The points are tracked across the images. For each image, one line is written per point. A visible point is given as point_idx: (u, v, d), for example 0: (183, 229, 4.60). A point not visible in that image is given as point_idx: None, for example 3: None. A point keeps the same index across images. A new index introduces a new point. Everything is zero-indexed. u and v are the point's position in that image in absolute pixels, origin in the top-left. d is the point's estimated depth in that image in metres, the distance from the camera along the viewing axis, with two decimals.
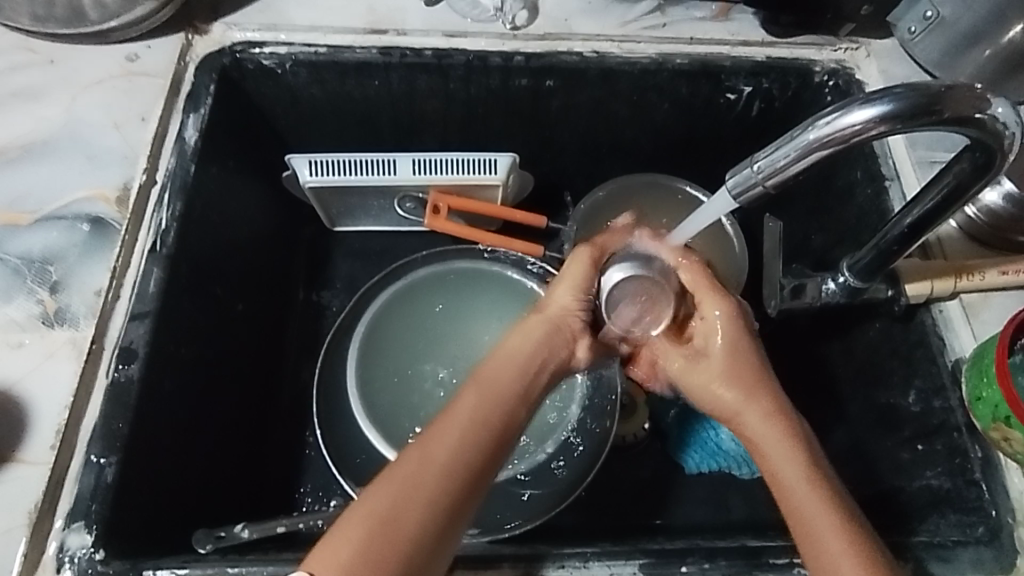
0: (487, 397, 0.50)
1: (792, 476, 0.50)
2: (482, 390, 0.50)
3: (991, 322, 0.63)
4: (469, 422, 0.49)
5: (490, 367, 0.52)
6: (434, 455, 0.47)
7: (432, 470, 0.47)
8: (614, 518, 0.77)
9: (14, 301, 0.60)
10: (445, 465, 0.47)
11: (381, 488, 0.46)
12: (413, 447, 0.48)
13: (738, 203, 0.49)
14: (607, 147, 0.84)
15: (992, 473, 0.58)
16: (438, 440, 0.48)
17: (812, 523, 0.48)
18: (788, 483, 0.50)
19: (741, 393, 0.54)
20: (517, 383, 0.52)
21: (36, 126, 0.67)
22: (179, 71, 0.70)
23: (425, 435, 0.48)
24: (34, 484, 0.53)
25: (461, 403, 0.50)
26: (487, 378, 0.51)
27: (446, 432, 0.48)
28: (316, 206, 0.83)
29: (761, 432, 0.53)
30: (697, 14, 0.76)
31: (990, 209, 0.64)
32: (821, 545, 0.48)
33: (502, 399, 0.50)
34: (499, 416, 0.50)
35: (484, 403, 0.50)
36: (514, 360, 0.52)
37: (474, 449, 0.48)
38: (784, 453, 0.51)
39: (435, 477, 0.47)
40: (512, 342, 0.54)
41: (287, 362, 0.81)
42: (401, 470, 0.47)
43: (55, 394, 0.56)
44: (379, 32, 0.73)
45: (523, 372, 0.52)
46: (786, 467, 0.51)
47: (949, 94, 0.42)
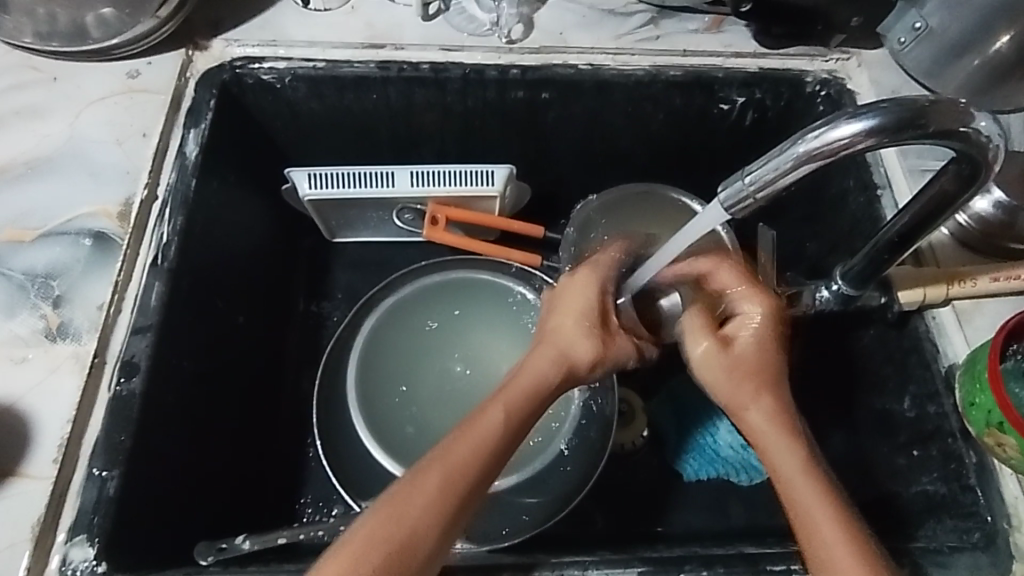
0: (509, 416, 0.51)
1: (795, 470, 0.51)
2: (502, 407, 0.52)
3: (984, 328, 0.63)
4: (487, 439, 0.50)
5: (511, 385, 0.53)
6: (455, 471, 0.49)
7: (453, 484, 0.48)
8: (614, 526, 0.77)
9: (17, 316, 0.60)
10: (466, 481, 0.49)
11: (401, 503, 0.47)
12: (433, 460, 0.49)
13: (730, 215, 0.50)
14: (603, 157, 0.85)
15: (987, 479, 0.58)
16: (459, 454, 0.49)
17: (814, 520, 0.49)
18: (791, 478, 0.51)
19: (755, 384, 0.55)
20: (534, 401, 0.53)
21: (38, 143, 0.68)
22: (180, 87, 0.71)
23: (446, 448, 0.50)
24: (37, 498, 0.53)
25: (480, 419, 0.51)
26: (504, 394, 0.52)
27: (467, 449, 0.49)
28: (315, 218, 0.84)
29: (769, 427, 0.54)
30: (690, 26, 0.78)
31: (980, 216, 0.65)
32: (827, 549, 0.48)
33: (519, 416, 0.52)
34: (517, 434, 0.52)
35: (501, 418, 0.51)
36: (536, 383, 0.53)
37: (493, 466, 0.50)
38: (787, 449, 0.52)
39: (457, 490, 0.48)
40: (533, 367, 0.54)
41: (288, 373, 0.82)
42: (422, 485, 0.48)
43: (58, 408, 0.57)
44: (377, 47, 0.75)
45: (536, 395, 0.53)
46: (788, 460, 0.52)
47: (933, 109, 0.43)
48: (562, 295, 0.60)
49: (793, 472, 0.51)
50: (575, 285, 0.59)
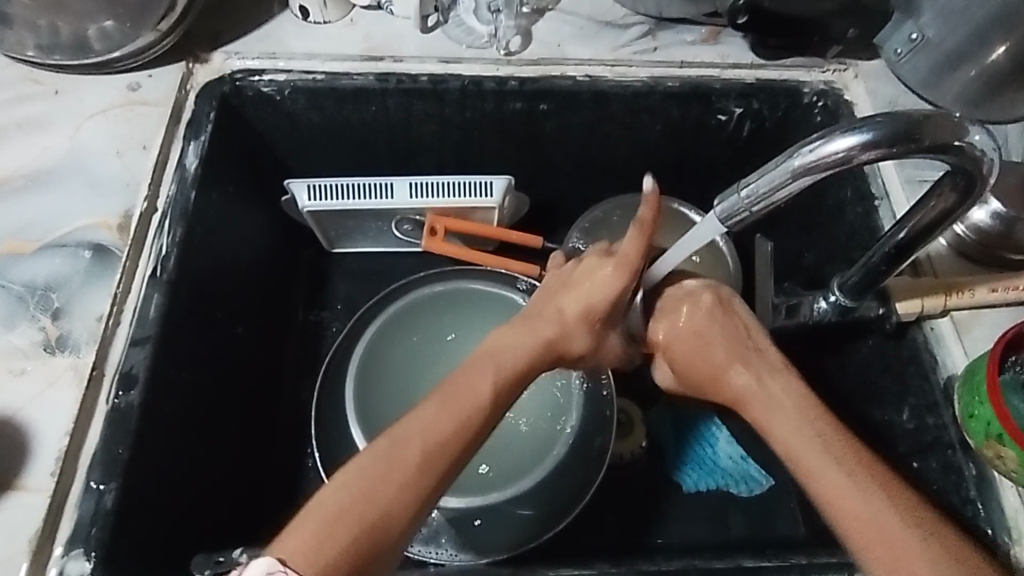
0: (495, 385, 0.52)
1: (792, 424, 0.52)
2: (485, 385, 0.52)
3: (983, 339, 0.63)
4: (468, 415, 0.50)
5: (498, 357, 0.54)
6: (435, 443, 0.49)
7: (431, 456, 0.48)
8: (613, 538, 0.77)
9: (16, 328, 0.61)
10: (444, 451, 0.48)
11: (377, 477, 0.47)
12: (413, 430, 0.49)
13: (726, 228, 0.50)
14: (601, 167, 0.85)
15: (987, 490, 0.58)
16: (439, 425, 0.49)
17: (819, 467, 0.49)
18: (788, 431, 0.51)
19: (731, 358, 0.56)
20: (518, 381, 0.53)
21: (39, 155, 0.69)
22: (180, 99, 0.72)
23: (429, 416, 0.50)
24: (34, 512, 0.53)
25: (465, 393, 0.51)
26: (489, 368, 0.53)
27: (448, 420, 0.50)
28: (314, 229, 0.84)
29: (757, 388, 0.55)
30: (687, 37, 0.78)
31: (978, 227, 0.65)
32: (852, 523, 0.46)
33: (502, 389, 0.52)
34: (499, 407, 0.52)
35: (485, 398, 0.51)
36: (523, 358, 0.54)
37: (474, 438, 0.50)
38: (776, 401, 0.53)
39: (432, 469, 0.48)
40: (522, 343, 0.54)
41: (287, 383, 0.82)
42: (400, 460, 0.47)
43: (57, 420, 0.57)
44: (376, 59, 0.75)
45: (519, 374, 0.54)
46: (781, 414, 0.52)
47: (927, 122, 0.43)
48: (586, 280, 0.57)
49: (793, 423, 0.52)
50: (599, 282, 0.56)
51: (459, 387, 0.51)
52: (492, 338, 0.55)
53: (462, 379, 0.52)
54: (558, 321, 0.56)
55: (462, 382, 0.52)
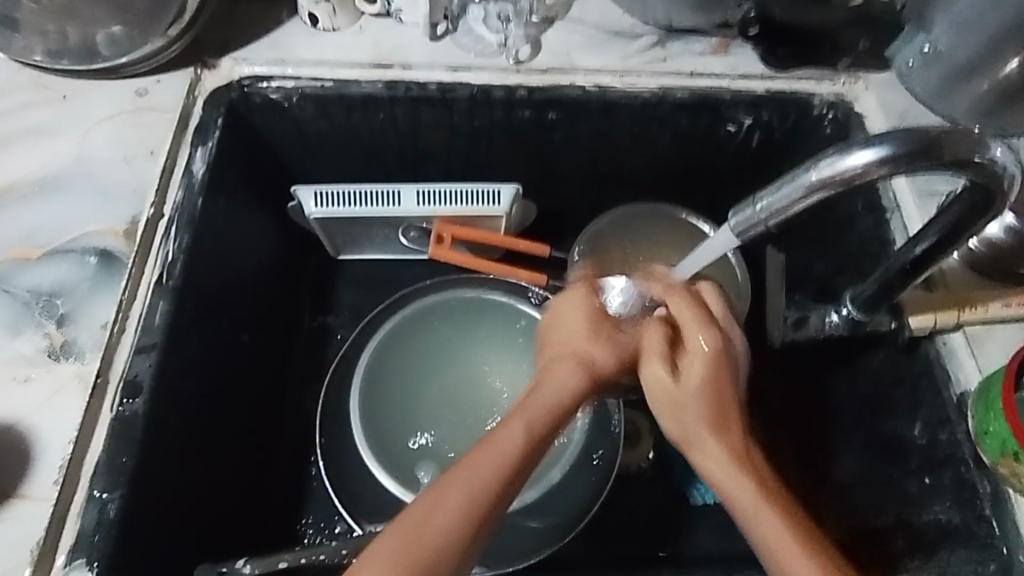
0: (531, 431, 0.51)
1: (762, 514, 0.49)
2: (527, 425, 0.51)
3: (996, 353, 0.62)
4: (511, 456, 0.50)
5: (533, 403, 0.52)
6: (477, 497, 0.48)
7: (475, 510, 0.48)
8: (618, 551, 0.76)
9: (21, 335, 0.60)
10: (487, 506, 0.48)
11: (424, 521, 0.47)
12: (456, 473, 0.49)
13: (740, 241, 0.50)
14: (609, 177, 0.85)
15: (1001, 508, 0.57)
16: (480, 480, 0.48)
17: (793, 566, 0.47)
18: (758, 518, 0.49)
19: (708, 429, 0.52)
20: (558, 420, 0.53)
21: (48, 161, 0.69)
22: (188, 105, 0.71)
23: (469, 468, 0.49)
24: (37, 521, 0.53)
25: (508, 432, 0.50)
26: (530, 405, 0.52)
27: (490, 472, 0.49)
28: (321, 236, 0.84)
29: (726, 468, 0.51)
30: (696, 48, 0.78)
31: (991, 241, 0.64)
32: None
33: (540, 429, 0.51)
34: (538, 456, 0.51)
35: (528, 438, 0.50)
36: (559, 407, 0.53)
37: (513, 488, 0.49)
38: (744, 483, 0.50)
39: (478, 512, 0.48)
40: (555, 391, 0.53)
41: (292, 391, 0.82)
42: (445, 503, 0.47)
43: (61, 428, 0.56)
44: (385, 67, 0.75)
45: (563, 408, 0.53)
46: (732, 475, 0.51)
47: (946, 139, 0.42)
48: (583, 333, 0.56)
49: (762, 514, 0.49)
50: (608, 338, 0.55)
51: (497, 435, 0.50)
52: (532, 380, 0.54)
53: (498, 431, 0.51)
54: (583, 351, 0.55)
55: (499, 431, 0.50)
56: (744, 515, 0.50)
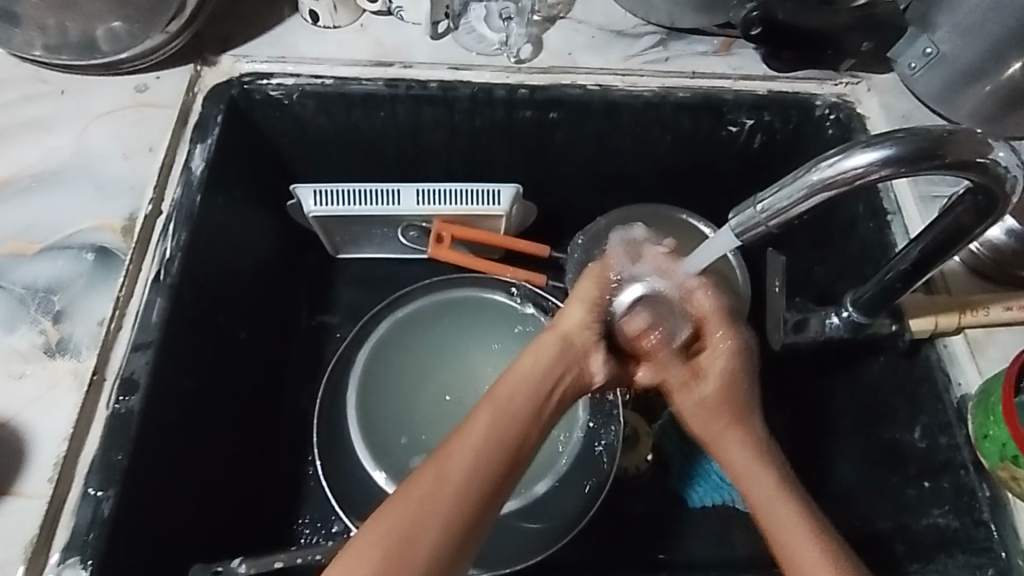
0: (503, 414, 0.52)
1: (774, 505, 0.53)
2: (495, 409, 0.52)
3: (998, 358, 0.62)
4: (484, 437, 0.50)
5: (504, 386, 0.54)
6: (450, 482, 0.48)
7: (450, 495, 0.48)
8: (615, 554, 0.76)
9: (16, 330, 0.60)
10: (463, 489, 0.48)
11: (397, 504, 0.47)
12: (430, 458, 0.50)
13: (740, 242, 0.49)
14: (610, 178, 0.84)
15: (1001, 514, 0.57)
16: (452, 464, 0.49)
17: (801, 556, 0.50)
18: (770, 508, 0.53)
19: (730, 423, 0.57)
20: (531, 401, 0.53)
21: (45, 156, 0.68)
22: (188, 101, 0.71)
23: (440, 451, 0.50)
24: (30, 518, 0.52)
25: (478, 417, 0.52)
26: (501, 394, 0.53)
27: (461, 455, 0.49)
28: (319, 235, 0.83)
29: (746, 461, 0.56)
30: (699, 48, 0.77)
31: (993, 244, 0.64)
32: (800, 561, 0.50)
33: (512, 411, 0.52)
34: (515, 436, 0.51)
35: (498, 419, 0.51)
36: (529, 385, 0.54)
37: (491, 469, 0.49)
38: (761, 474, 0.55)
39: (449, 490, 0.48)
40: (531, 370, 0.54)
41: (289, 389, 0.81)
42: (417, 484, 0.48)
43: (56, 425, 0.56)
44: (386, 65, 0.75)
45: (536, 391, 0.54)
46: (750, 466, 0.55)
47: (949, 139, 0.42)
48: (560, 308, 0.59)
49: (777, 506, 0.53)
50: (577, 298, 0.58)
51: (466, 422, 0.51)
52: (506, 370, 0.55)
53: (468, 417, 0.52)
54: (564, 338, 0.56)
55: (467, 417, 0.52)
56: (757, 506, 0.54)
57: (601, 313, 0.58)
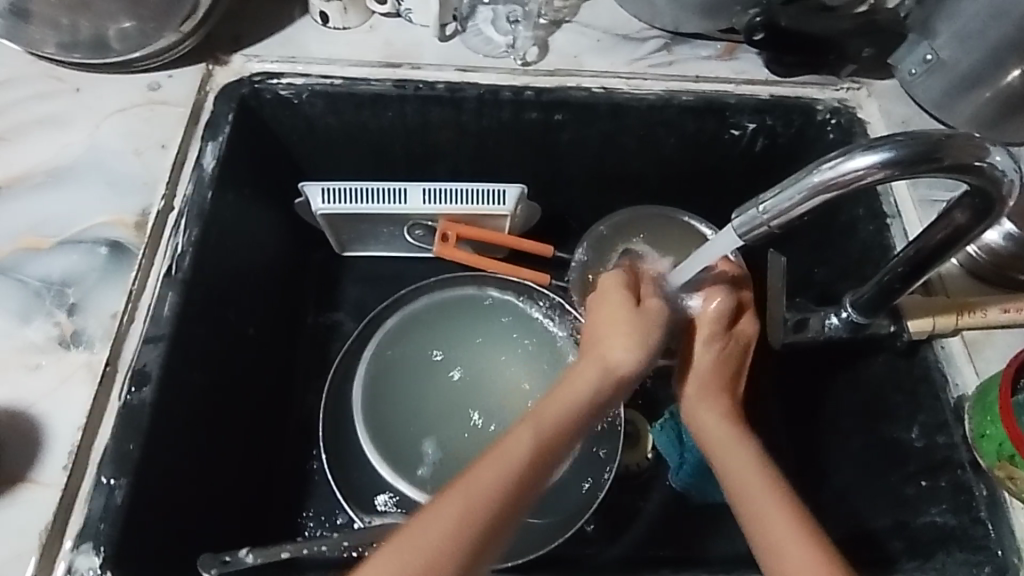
0: (544, 442, 0.52)
1: (745, 469, 0.55)
2: (534, 449, 0.52)
3: (994, 360, 0.63)
4: (519, 477, 0.50)
5: (547, 412, 0.54)
6: (482, 505, 0.48)
7: (483, 521, 0.48)
8: (617, 550, 0.77)
9: (31, 323, 0.61)
10: (496, 515, 0.49)
11: (420, 536, 0.47)
12: (460, 489, 0.49)
13: (743, 241, 0.50)
14: (614, 179, 0.85)
15: (998, 513, 0.58)
16: (490, 489, 0.49)
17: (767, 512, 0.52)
18: (739, 466, 0.56)
19: (717, 397, 0.61)
20: (565, 439, 0.54)
21: (59, 152, 0.69)
22: (199, 100, 0.72)
23: (473, 481, 0.49)
24: (45, 505, 0.53)
25: (518, 453, 0.51)
26: (541, 430, 0.53)
27: (500, 480, 0.50)
28: (326, 232, 0.84)
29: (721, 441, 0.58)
30: (702, 53, 0.79)
31: (991, 248, 0.65)
32: (765, 516, 0.52)
33: (546, 451, 0.52)
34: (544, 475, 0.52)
35: (535, 459, 0.51)
36: (567, 421, 0.54)
37: (521, 495, 0.50)
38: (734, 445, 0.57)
39: (478, 529, 0.48)
40: (569, 403, 0.55)
41: (296, 385, 0.82)
42: (445, 517, 0.48)
43: (69, 416, 0.57)
44: (394, 66, 0.76)
45: (571, 429, 0.54)
46: (724, 435, 0.58)
47: (947, 143, 0.43)
48: (608, 329, 0.59)
49: (751, 479, 0.54)
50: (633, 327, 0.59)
51: (506, 453, 0.51)
52: (546, 402, 0.55)
53: (511, 436, 0.52)
54: (612, 368, 0.57)
55: (509, 439, 0.52)
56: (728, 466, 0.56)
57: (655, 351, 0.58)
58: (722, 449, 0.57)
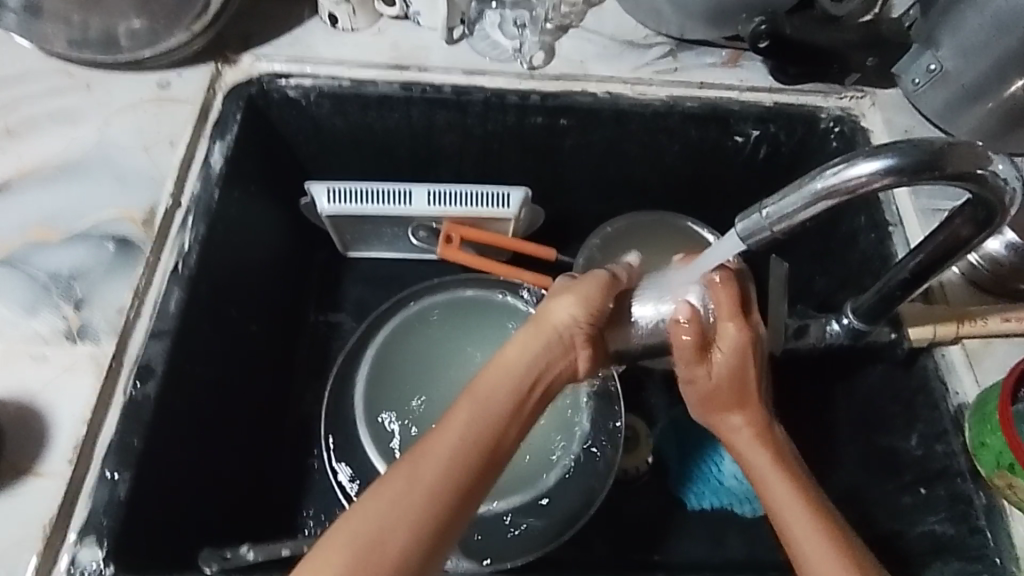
0: (480, 411, 0.51)
1: (774, 481, 0.56)
2: (471, 408, 0.51)
3: (994, 369, 0.63)
4: (460, 438, 0.49)
5: (486, 383, 0.52)
6: (421, 473, 0.48)
7: (427, 496, 0.47)
8: (614, 554, 0.77)
9: (38, 316, 0.61)
10: (439, 489, 0.48)
11: (369, 508, 0.47)
12: (403, 461, 0.49)
13: (746, 246, 0.51)
14: (617, 184, 0.86)
15: (996, 520, 0.58)
16: (431, 468, 0.48)
17: (798, 526, 0.54)
18: (766, 479, 0.57)
19: (734, 409, 0.59)
20: (510, 398, 0.52)
21: (69, 147, 0.70)
22: (208, 99, 0.73)
23: (414, 451, 0.50)
24: (50, 496, 0.54)
25: (454, 414, 0.51)
26: (480, 389, 0.52)
27: (439, 459, 0.48)
28: (331, 232, 0.85)
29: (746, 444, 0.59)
30: (707, 60, 0.79)
31: (993, 257, 0.65)
32: (799, 535, 0.53)
33: (486, 414, 0.51)
34: (491, 434, 0.50)
35: (474, 419, 0.50)
36: (513, 378, 0.52)
37: (470, 458, 0.49)
38: (762, 456, 0.58)
39: (422, 492, 0.47)
40: (515, 360, 0.53)
41: (297, 384, 0.83)
42: (386, 487, 0.48)
43: (75, 408, 0.57)
44: (402, 68, 0.77)
45: (514, 388, 0.52)
46: (752, 446, 0.59)
47: (950, 151, 0.44)
48: (550, 298, 0.57)
49: (781, 500, 0.55)
50: (573, 291, 0.56)
51: (444, 420, 0.51)
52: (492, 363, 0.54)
53: (449, 414, 0.51)
54: (553, 318, 0.55)
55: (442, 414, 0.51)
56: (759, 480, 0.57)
57: (596, 309, 0.55)
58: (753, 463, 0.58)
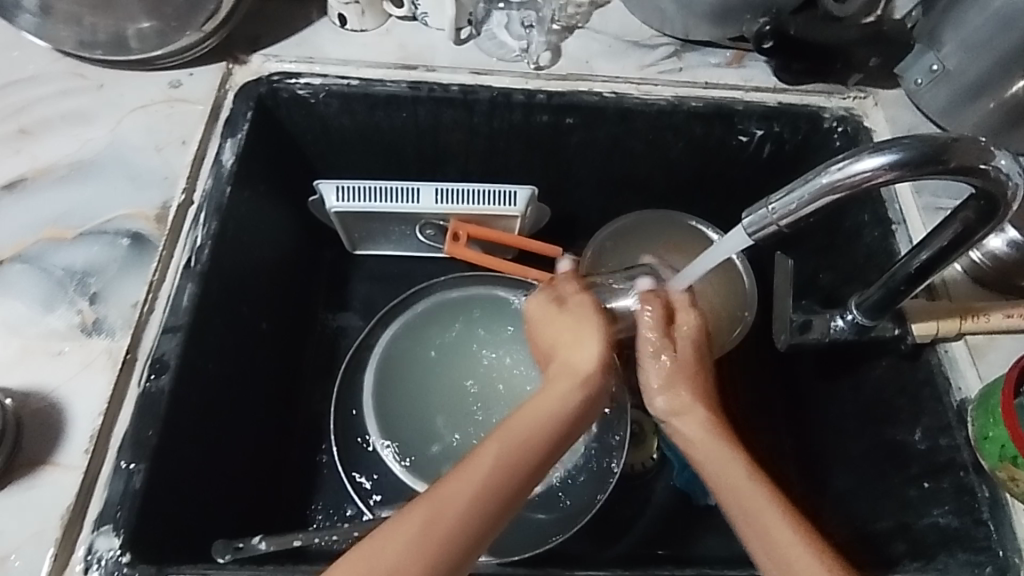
0: (508, 454, 0.50)
1: (737, 479, 0.53)
2: (500, 450, 0.50)
3: (997, 364, 0.65)
4: (484, 483, 0.48)
5: (514, 425, 0.52)
6: (442, 514, 0.47)
7: (444, 540, 0.46)
8: (621, 548, 0.77)
9: (54, 311, 0.62)
10: (458, 534, 0.47)
11: (383, 549, 0.46)
12: (422, 500, 0.48)
13: (753, 240, 0.51)
14: (622, 183, 0.87)
15: (999, 514, 0.59)
16: (447, 515, 0.47)
17: (769, 526, 0.51)
18: (729, 474, 0.54)
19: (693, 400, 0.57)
20: (538, 446, 0.51)
21: (82, 146, 0.71)
22: (219, 97, 0.74)
23: (434, 490, 0.48)
24: (66, 487, 0.54)
25: (481, 454, 0.50)
26: (510, 432, 0.51)
27: (454, 506, 0.47)
28: (338, 230, 0.86)
29: (703, 437, 0.56)
30: (712, 60, 0.80)
31: (994, 254, 0.66)
32: (773, 536, 0.50)
33: (513, 455, 0.50)
34: (516, 482, 0.49)
35: (502, 461, 0.50)
36: (540, 423, 0.52)
37: (494, 505, 0.48)
38: (723, 452, 0.55)
39: (438, 534, 0.46)
40: (543, 406, 0.53)
41: (306, 380, 0.84)
42: (403, 525, 0.47)
43: (90, 401, 0.58)
44: (409, 68, 0.78)
45: (541, 434, 0.52)
46: (711, 441, 0.56)
47: (954, 146, 0.45)
48: (560, 331, 0.59)
49: (750, 499, 0.52)
50: (587, 331, 0.57)
51: (469, 458, 0.50)
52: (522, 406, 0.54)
53: (474, 452, 0.50)
54: (575, 362, 0.56)
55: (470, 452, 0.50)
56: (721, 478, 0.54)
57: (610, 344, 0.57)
58: (712, 459, 0.55)
